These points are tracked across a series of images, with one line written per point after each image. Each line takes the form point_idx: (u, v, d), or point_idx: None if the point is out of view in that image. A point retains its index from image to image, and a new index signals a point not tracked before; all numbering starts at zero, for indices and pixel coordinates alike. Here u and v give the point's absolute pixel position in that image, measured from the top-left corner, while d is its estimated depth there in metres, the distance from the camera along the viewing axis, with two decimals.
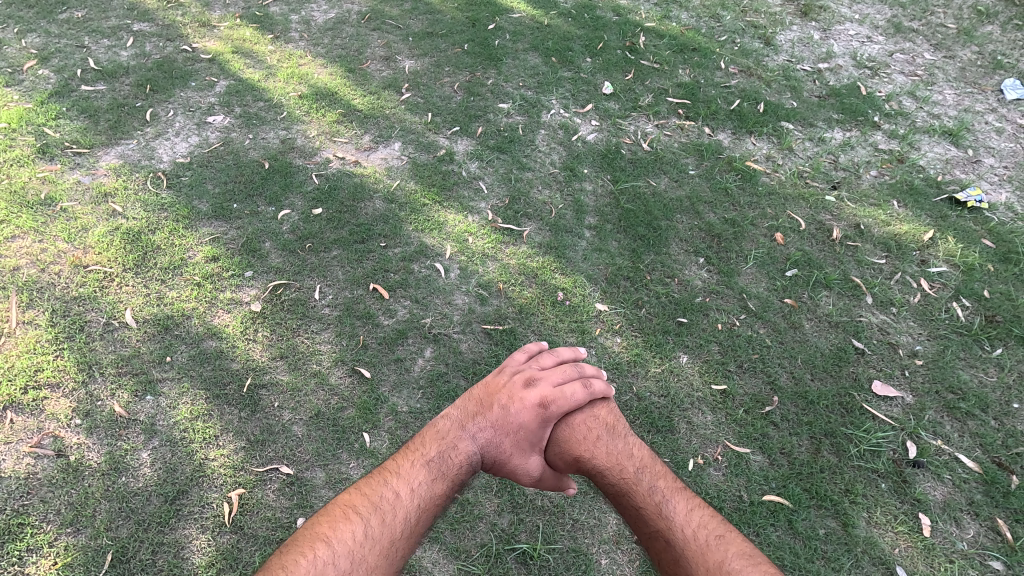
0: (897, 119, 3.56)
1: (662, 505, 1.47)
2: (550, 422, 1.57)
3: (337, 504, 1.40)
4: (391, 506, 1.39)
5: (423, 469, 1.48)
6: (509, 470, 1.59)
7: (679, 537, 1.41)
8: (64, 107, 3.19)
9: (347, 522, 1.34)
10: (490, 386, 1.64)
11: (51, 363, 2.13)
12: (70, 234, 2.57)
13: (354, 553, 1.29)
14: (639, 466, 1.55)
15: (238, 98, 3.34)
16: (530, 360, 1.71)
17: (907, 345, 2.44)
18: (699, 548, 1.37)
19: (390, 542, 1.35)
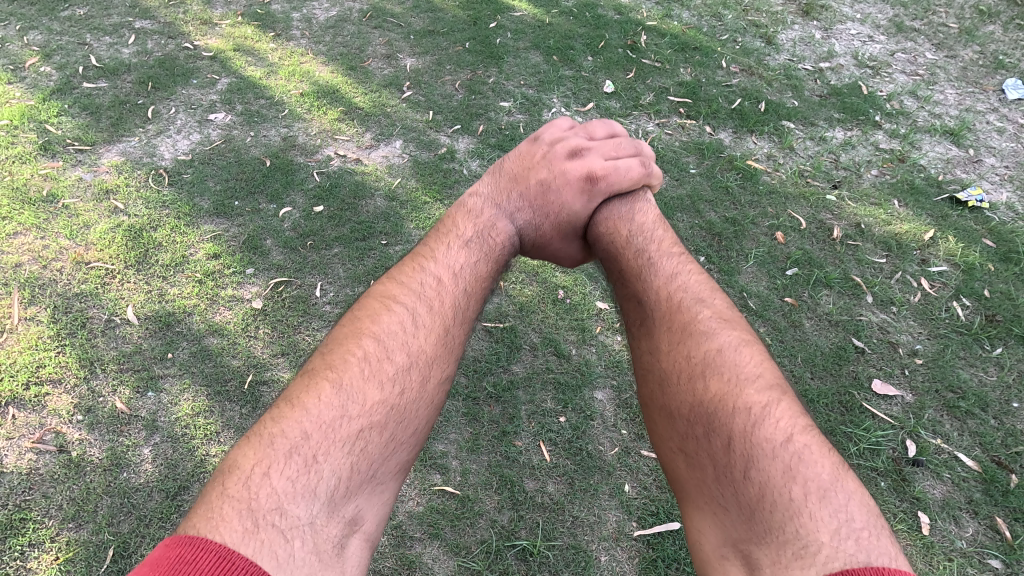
0: (898, 119, 3.56)
1: (644, 267, 1.43)
2: (596, 200, 1.52)
3: (377, 301, 1.30)
4: (438, 293, 1.32)
5: (466, 254, 1.42)
6: (550, 253, 1.61)
7: (650, 297, 1.38)
8: (66, 104, 3.20)
9: (389, 315, 1.25)
10: (523, 156, 1.58)
11: (52, 359, 2.14)
12: (72, 231, 2.57)
13: (407, 347, 1.21)
14: (630, 228, 1.51)
15: (239, 96, 3.34)
16: (574, 130, 1.59)
17: (907, 344, 2.44)
18: (668, 308, 1.34)
19: (444, 332, 1.27)
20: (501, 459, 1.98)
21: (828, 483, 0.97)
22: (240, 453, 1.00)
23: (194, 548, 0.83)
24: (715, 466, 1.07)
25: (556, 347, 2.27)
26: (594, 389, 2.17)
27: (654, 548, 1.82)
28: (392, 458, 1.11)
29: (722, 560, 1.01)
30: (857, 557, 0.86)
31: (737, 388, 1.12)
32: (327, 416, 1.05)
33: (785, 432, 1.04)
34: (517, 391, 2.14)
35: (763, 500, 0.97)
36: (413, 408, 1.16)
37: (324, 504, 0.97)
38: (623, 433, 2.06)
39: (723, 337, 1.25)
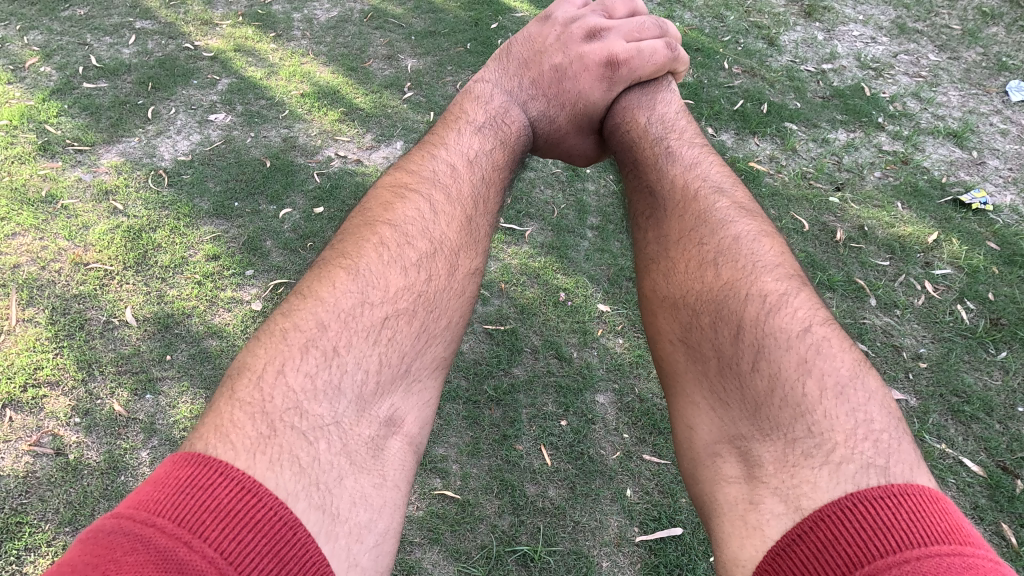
0: (901, 120, 3.55)
1: (660, 156, 1.34)
2: (615, 87, 1.48)
3: (390, 191, 1.17)
4: (455, 178, 1.22)
5: (480, 140, 1.34)
6: (565, 149, 1.59)
7: (661, 185, 1.28)
8: (66, 104, 3.19)
9: (404, 203, 1.13)
10: (536, 41, 1.54)
11: (50, 361, 2.13)
12: (71, 232, 2.56)
13: (429, 233, 1.10)
14: (649, 117, 1.44)
15: (239, 97, 3.33)
16: (593, 16, 1.56)
17: (911, 348, 2.42)
18: (679, 194, 1.24)
19: (467, 220, 1.17)
20: (502, 463, 1.96)
21: (847, 382, 0.86)
22: (251, 350, 0.88)
23: (210, 469, 0.70)
24: (719, 357, 0.95)
25: (557, 350, 2.26)
26: (596, 393, 2.15)
27: (656, 554, 1.80)
28: (425, 351, 1.00)
29: (714, 457, 0.90)
30: (869, 462, 0.77)
31: (752, 275, 1.01)
32: (345, 308, 0.93)
33: (802, 323, 0.94)
34: (518, 395, 2.13)
35: (773, 394, 0.87)
36: (442, 299, 1.05)
37: (352, 403, 0.86)
38: (624, 438, 2.04)
39: (744, 225, 1.13)
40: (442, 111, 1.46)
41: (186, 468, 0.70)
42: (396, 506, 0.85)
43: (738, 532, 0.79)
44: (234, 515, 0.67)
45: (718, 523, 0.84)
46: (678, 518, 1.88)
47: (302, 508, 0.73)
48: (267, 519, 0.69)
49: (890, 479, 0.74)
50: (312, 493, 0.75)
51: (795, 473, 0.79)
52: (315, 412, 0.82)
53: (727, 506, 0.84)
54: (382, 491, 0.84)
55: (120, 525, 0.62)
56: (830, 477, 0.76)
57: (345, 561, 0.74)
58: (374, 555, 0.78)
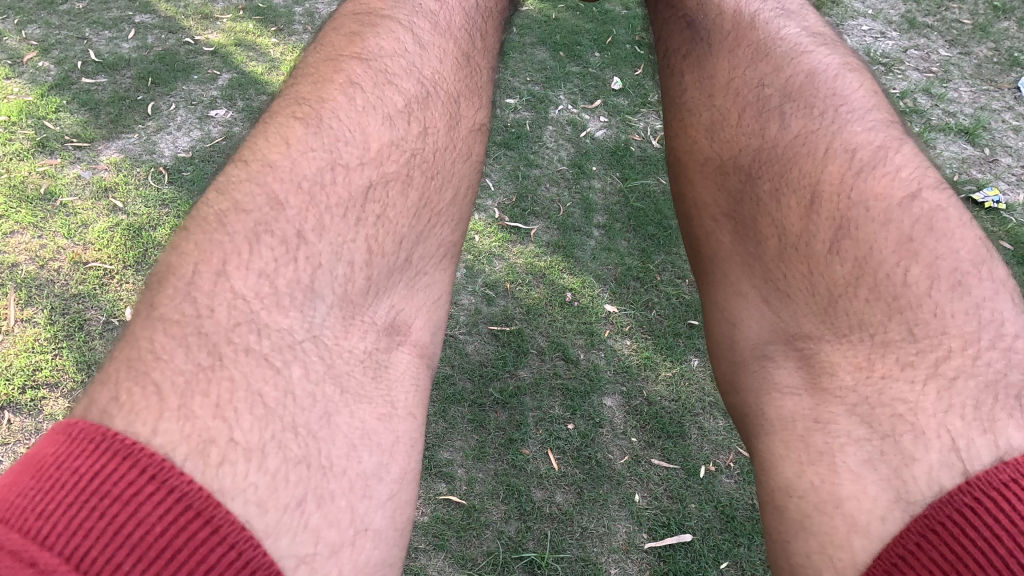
0: (912, 117, 3.50)
1: None
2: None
3: (354, 24, 1.08)
4: (443, 9, 1.13)
5: None
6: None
7: (707, 25, 1.18)
8: (65, 99, 3.15)
9: (376, 38, 1.04)
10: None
11: (49, 362, 2.09)
12: (70, 230, 2.52)
13: (416, 73, 1.01)
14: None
15: (240, 92, 3.29)
16: None
17: None
18: (730, 34, 1.14)
19: (462, 59, 1.09)
20: (508, 467, 1.92)
21: (968, 266, 0.84)
22: (181, 248, 0.79)
23: (132, 474, 0.61)
24: (781, 237, 0.92)
25: (564, 352, 2.22)
26: (604, 395, 2.12)
27: (665, 561, 1.78)
28: (429, 235, 0.92)
29: (766, 355, 0.89)
30: (994, 380, 0.76)
31: (833, 133, 0.96)
32: (307, 174, 0.85)
33: (904, 189, 0.89)
34: (525, 397, 2.09)
35: (859, 280, 0.83)
36: (443, 162, 0.97)
37: (332, 307, 0.79)
38: (633, 441, 2.01)
39: (813, 63, 1.07)
40: None
41: (93, 456, 0.62)
42: (411, 439, 0.78)
43: (801, 456, 0.78)
44: (171, 551, 0.59)
45: (766, 441, 0.84)
46: (688, 524, 1.85)
47: (274, 466, 0.67)
48: (217, 558, 0.60)
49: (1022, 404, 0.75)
50: (286, 443, 0.69)
51: (885, 387, 0.77)
52: (277, 328, 0.75)
53: (784, 421, 0.82)
54: (390, 424, 0.77)
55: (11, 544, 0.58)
56: (937, 403, 0.75)
57: (349, 525, 0.69)
58: (388, 509, 0.73)
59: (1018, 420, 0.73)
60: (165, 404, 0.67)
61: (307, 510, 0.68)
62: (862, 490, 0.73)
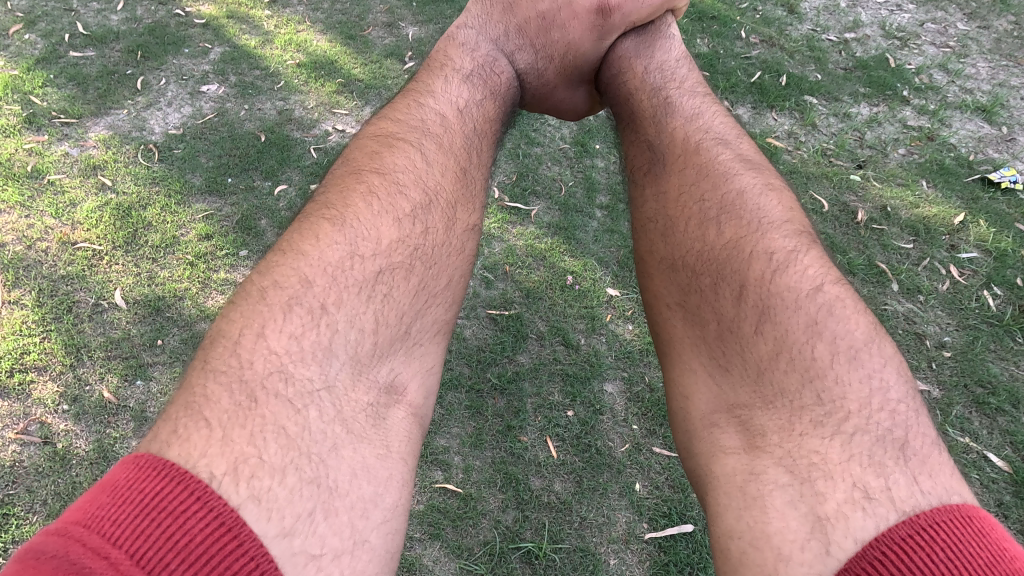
0: (927, 94, 3.39)
1: (664, 104, 1.31)
2: (606, 35, 1.40)
3: (375, 143, 1.13)
4: (444, 130, 1.19)
5: (469, 90, 1.30)
6: (553, 103, 1.53)
7: (665, 138, 1.25)
8: (52, 74, 3.05)
9: (392, 153, 1.10)
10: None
11: (37, 345, 2.03)
12: (58, 209, 2.45)
13: (422, 185, 1.06)
14: (643, 62, 1.39)
15: (233, 66, 3.19)
16: None
17: (935, 337, 2.29)
18: (684, 148, 1.20)
19: (462, 172, 1.15)
20: (505, 455, 1.88)
21: (861, 345, 0.84)
22: (228, 317, 0.83)
23: (182, 489, 0.63)
24: (719, 320, 0.92)
25: (564, 337, 2.16)
26: (604, 382, 2.06)
27: (666, 552, 1.73)
28: (424, 313, 0.95)
29: (711, 427, 0.86)
30: (882, 435, 0.76)
31: (759, 232, 0.98)
32: (333, 261, 0.89)
33: (813, 281, 0.91)
34: (524, 383, 2.04)
35: (778, 357, 0.84)
36: (439, 256, 1.01)
37: (345, 366, 0.81)
38: (633, 429, 1.96)
39: (749, 177, 1.11)
40: (426, 59, 1.40)
41: (154, 479, 0.63)
42: (404, 478, 0.80)
43: (738, 502, 0.76)
44: (205, 558, 0.59)
45: (713, 495, 0.80)
46: (690, 514, 1.81)
47: (293, 482, 0.69)
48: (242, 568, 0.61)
49: (906, 454, 0.74)
50: (303, 465, 0.71)
51: (803, 442, 0.77)
52: (303, 377, 0.77)
53: (726, 477, 0.80)
54: (387, 461, 0.79)
55: (65, 549, 0.56)
56: (842, 452, 0.75)
57: (350, 536, 0.70)
58: (383, 531, 0.74)
59: (930, 468, 0.74)
60: (215, 432, 0.70)
61: (317, 520, 0.68)
62: (785, 526, 0.71)
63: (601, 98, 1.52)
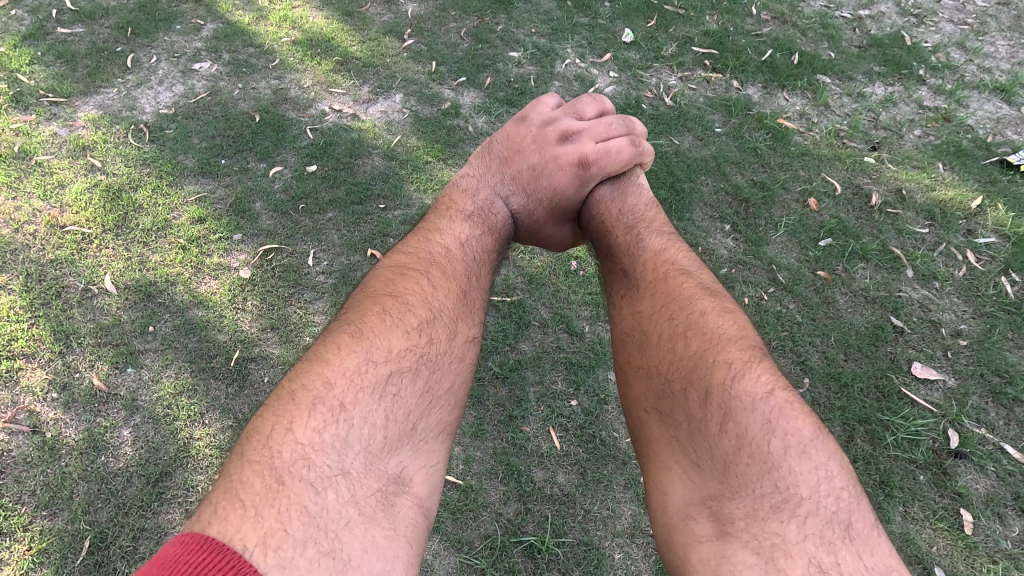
0: (944, 73, 3.27)
1: (633, 243, 1.54)
2: (586, 183, 1.66)
3: (389, 272, 1.32)
4: (449, 260, 1.40)
5: (469, 227, 1.55)
6: (544, 236, 1.78)
7: (635, 270, 1.47)
8: (39, 51, 2.95)
9: (405, 280, 1.28)
10: (513, 140, 1.73)
11: (25, 332, 1.97)
12: (46, 191, 2.38)
13: (430, 304, 1.24)
14: (617, 207, 1.65)
15: (226, 43, 3.09)
16: (557, 105, 1.78)
17: (950, 324, 2.22)
18: (650, 278, 1.42)
19: (463, 296, 1.33)
20: (507, 446, 1.83)
21: (807, 439, 0.99)
22: (261, 416, 0.96)
23: (221, 559, 0.71)
24: (690, 422, 1.07)
25: (568, 324, 2.10)
26: (609, 370, 2.00)
27: None
28: (429, 412, 1.09)
29: (689, 518, 0.98)
30: (831, 518, 0.90)
31: (718, 345, 1.15)
32: (352, 364, 1.03)
33: (766, 387, 1.06)
34: (526, 371, 1.98)
35: (740, 454, 0.98)
36: (443, 362, 1.17)
37: (361, 455, 0.93)
38: None
39: (704, 301, 1.30)
40: (434, 201, 1.68)
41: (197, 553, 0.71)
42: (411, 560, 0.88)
43: None
44: None
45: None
46: None
47: (312, 554, 0.78)
48: None
49: (850, 534, 0.89)
50: (320, 540, 0.80)
51: (765, 526, 0.90)
52: (325, 463, 0.89)
53: (704, 563, 0.91)
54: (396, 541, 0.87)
55: None
56: (797, 532, 0.88)
57: None
58: None
59: (870, 545, 0.89)
60: (251, 510, 0.80)
61: None
62: None
63: (583, 235, 1.77)
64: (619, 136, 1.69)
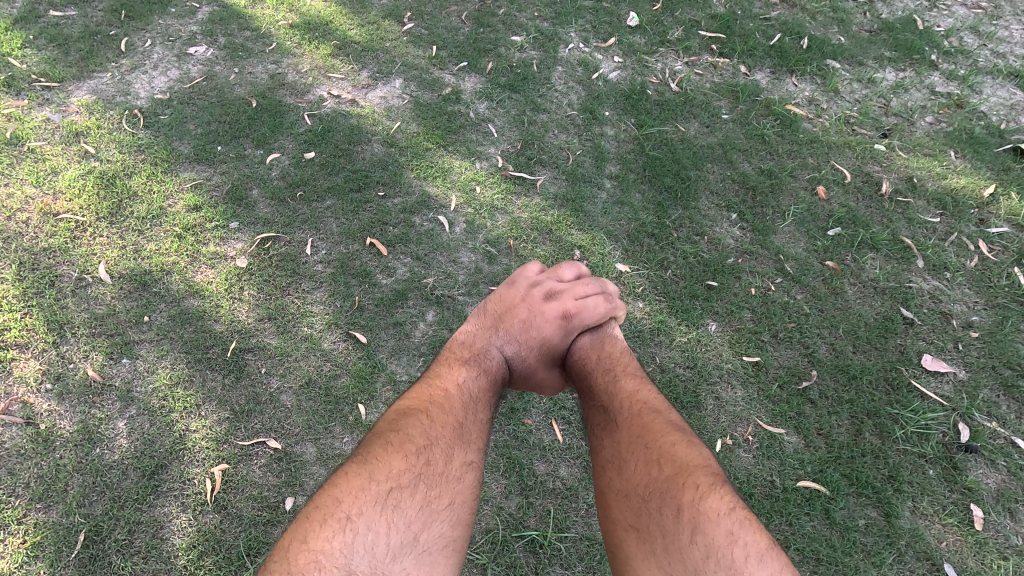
0: (957, 58, 3.19)
1: (613, 382, 1.48)
2: (571, 333, 1.57)
3: (395, 403, 1.37)
4: (445, 391, 1.39)
5: (463, 369, 1.47)
6: (535, 381, 1.63)
7: (615, 402, 1.43)
8: (31, 35, 2.89)
9: (405, 412, 1.31)
10: (501, 301, 1.63)
11: (18, 322, 1.93)
12: (39, 178, 2.33)
13: (431, 424, 1.28)
14: (599, 354, 1.56)
15: (222, 27, 3.02)
16: (541, 270, 1.69)
17: (961, 316, 2.17)
18: (630, 408, 1.40)
19: (459, 425, 1.33)
20: (508, 440, 1.79)
21: (765, 548, 1.04)
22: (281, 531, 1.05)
23: None
24: (664, 536, 1.11)
25: None
26: None
27: None
28: (431, 524, 1.15)
29: None
30: None
31: (691, 468, 1.19)
32: (358, 478, 1.12)
33: (728, 504, 1.10)
34: None
35: (707, 560, 1.03)
36: (443, 480, 1.21)
37: (365, 559, 1.01)
38: None
39: (677, 434, 1.30)
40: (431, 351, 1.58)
41: None
42: None
43: None
44: None
45: None
46: None
47: None
48: None
49: None
50: None
51: None
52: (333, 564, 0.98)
53: None
54: None
55: None
56: None
57: None
58: None
59: None
60: None
61: None
62: None
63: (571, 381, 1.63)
64: (597, 294, 1.61)
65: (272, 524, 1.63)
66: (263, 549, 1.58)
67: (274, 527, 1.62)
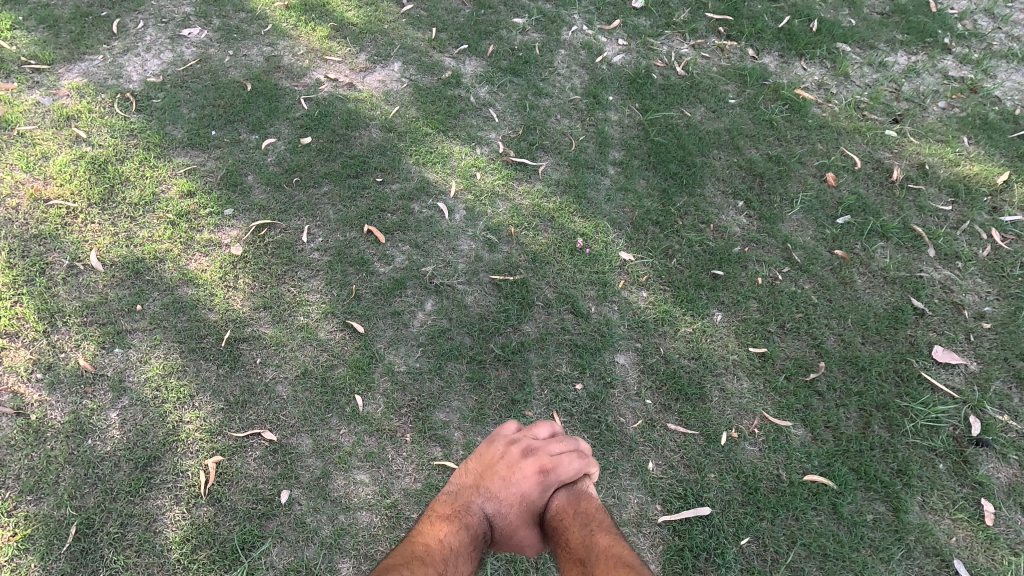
0: (971, 42, 3.10)
1: (588, 538, 1.37)
2: (548, 490, 1.47)
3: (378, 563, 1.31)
4: (428, 547, 1.34)
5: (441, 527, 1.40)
6: (515, 541, 1.50)
7: (589, 560, 1.32)
8: (20, 16, 2.81)
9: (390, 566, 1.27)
10: (479, 460, 1.52)
11: (8, 310, 1.89)
12: (29, 163, 2.28)
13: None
14: (576, 511, 1.46)
15: (216, 8, 2.94)
16: (519, 426, 1.59)
17: (973, 306, 2.12)
18: (603, 563, 1.29)
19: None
20: None
21: None
22: None
23: None
24: None
25: (573, 304, 2.01)
26: (615, 353, 1.92)
27: (681, 536, 1.62)
28: None
29: None
30: None
31: None
32: None
33: None
34: (529, 353, 1.90)
35: None
36: None
37: None
38: (646, 404, 1.83)
39: None
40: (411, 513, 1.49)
41: None
42: None
43: None
44: None
45: None
46: (707, 496, 1.68)
47: None
48: None
49: None
50: None
51: None
52: None
53: None
54: None
55: None
56: None
57: None
58: None
59: None
60: None
61: None
62: None
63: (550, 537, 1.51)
64: (573, 448, 1.51)
65: (267, 518, 1.59)
66: (257, 543, 1.55)
67: (268, 521, 1.58)
